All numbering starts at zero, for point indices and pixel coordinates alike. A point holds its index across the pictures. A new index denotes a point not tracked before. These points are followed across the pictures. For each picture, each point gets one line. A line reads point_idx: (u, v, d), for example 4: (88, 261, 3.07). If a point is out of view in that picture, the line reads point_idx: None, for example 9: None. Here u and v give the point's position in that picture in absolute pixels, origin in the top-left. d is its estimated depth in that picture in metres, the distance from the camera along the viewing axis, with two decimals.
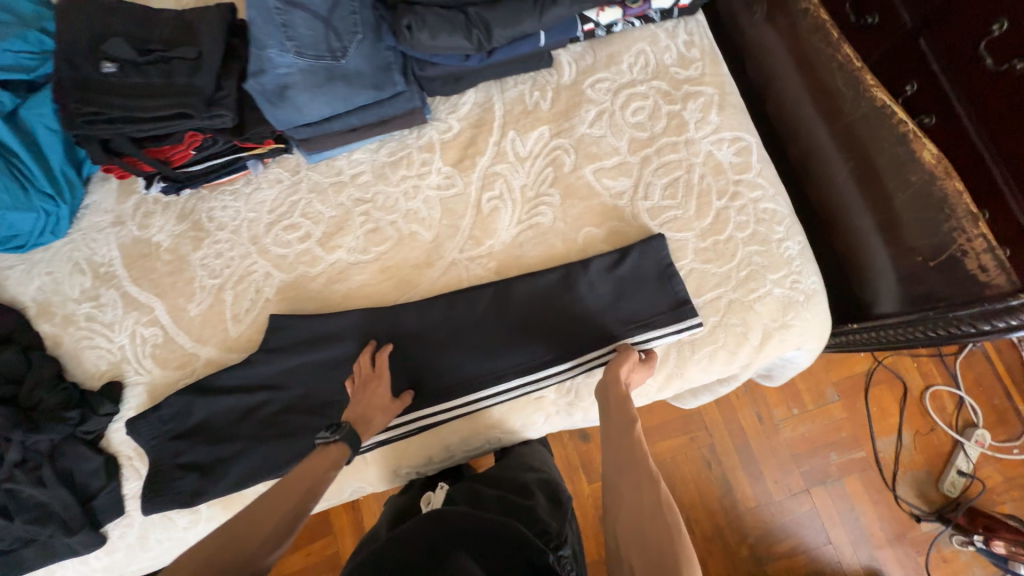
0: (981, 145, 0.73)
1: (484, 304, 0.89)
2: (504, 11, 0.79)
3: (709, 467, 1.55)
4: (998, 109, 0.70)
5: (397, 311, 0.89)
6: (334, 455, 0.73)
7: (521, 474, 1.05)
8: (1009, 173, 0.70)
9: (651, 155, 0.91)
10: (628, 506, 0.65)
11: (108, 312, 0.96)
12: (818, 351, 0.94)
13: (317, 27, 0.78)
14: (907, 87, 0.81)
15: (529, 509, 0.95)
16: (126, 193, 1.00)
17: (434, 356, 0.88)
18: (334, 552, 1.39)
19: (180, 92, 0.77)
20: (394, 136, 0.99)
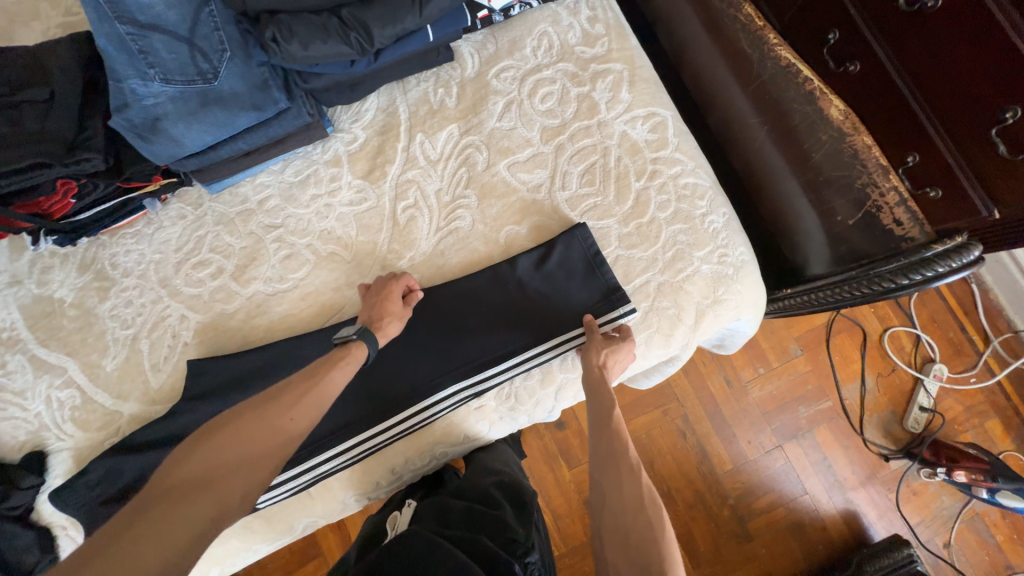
0: (905, 88, 0.70)
1: (411, 318, 0.85)
2: (380, 10, 0.74)
3: (683, 437, 1.56)
4: (915, 50, 0.68)
5: (322, 338, 0.86)
6: (355, 355, 0.73)
7: (490, 479, 0.95)
8: (932, 113, 0.68)
9: (565, 143, 0.87)
10: (613, 503, 0.63)
11: (17, 379, 0.90)
12: (760, 318, 0.93)
13: (179, 49, 0.73)
14: (829, 35, 0.78)
15: (494, 519, 0.83)
16: (18, 250, 0.93)
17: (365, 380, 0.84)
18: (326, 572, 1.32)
19: (34, 140, 0.71)
20: (298, 154, 0.93)
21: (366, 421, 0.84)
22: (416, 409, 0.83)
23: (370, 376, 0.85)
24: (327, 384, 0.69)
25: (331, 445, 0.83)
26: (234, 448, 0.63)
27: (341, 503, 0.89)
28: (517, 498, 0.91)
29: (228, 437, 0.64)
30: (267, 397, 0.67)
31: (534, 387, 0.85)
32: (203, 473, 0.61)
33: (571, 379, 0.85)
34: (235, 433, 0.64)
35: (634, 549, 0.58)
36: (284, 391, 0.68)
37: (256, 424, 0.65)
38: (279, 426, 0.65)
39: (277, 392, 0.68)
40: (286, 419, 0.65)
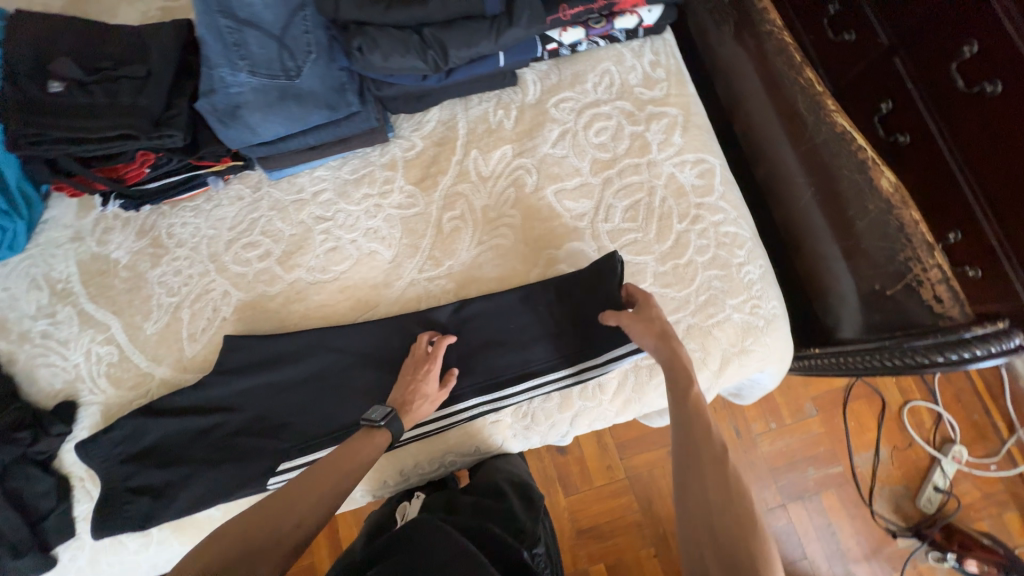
0: (957, 167, 0.72)
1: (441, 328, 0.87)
2: (459, 33, 0.78)
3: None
4: (971, 130, 0.70)
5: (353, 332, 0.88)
6: (379, 441, 0.77)
7: (500, 475, 0.95)
8: (982, 195, 0.69)
9: (613, 177, 0.90)
10: (699, 476, 0.64)
11: (64, 330, 0.95)
12: (783, 374, 0.93)
13: (269, 46, 0.79)
14: (885, 103, 0.81)
15: (502, 512, 0.85)
16: (86, 209, 0.99)
17: (387, 380, 0.86)
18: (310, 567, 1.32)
19: (125, 112, 0.76)
20: (357, 154, 0.98)
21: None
22: (437, 416, 0.84)
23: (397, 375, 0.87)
24: (358, 464, 0.74)
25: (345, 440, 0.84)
26: (269, 525, 0.67)
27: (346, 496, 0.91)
28: (522, 493, 0.92)
29: (265, 512, 0.68)
30: (304, 478, 0.72)
31: (552, 411, 0.86)
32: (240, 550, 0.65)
33: (589, 408, 0.86)
34: (274, 509, 0.69)
35: (720, 528, 0.60)
36: (321, 468, 0.73)
37: (294, 500, 0.70)
38: (316, 502, 0.70)
39: (315, 470, 0.73)
40: (323, 496, 0.71)
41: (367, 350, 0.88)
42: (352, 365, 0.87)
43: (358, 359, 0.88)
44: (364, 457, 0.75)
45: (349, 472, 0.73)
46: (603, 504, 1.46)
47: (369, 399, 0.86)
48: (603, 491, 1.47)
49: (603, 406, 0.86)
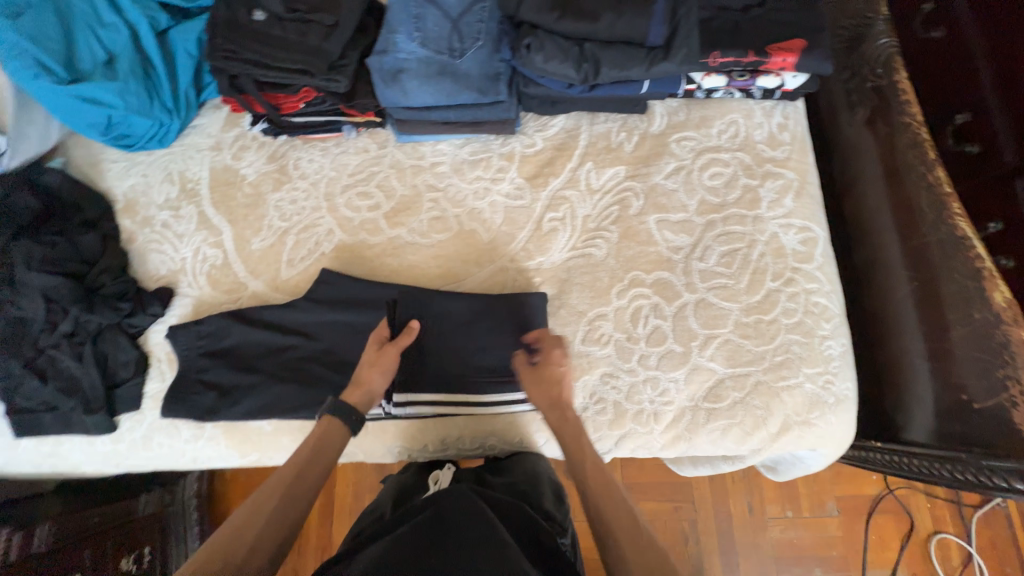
0: None
1: (520, 321, 0.89)
2: (616, 54, 0.83)
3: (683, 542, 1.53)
4: None
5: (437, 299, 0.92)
6: (327, 431, 0.80)
7: (539, 471, 0.94)
8: None
9: (717, 221, 0.92)
10: (613, 532, 0.68)
11: (182, 225, 1.04)
12: (833, 457, 0.93)
13: (444, 26, 0.87)
14: (992, 223, 0.81)
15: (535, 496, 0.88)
16: (231, 125, 1.10)
17: (456, 353, 0.89)
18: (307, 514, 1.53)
19: (308, 52, 0.84)
20: (480, 138, 1.04)
21: (439, 386, 0.87)
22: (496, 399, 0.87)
23: (467, 352, 0.89)
24: (314, 455, 0.78)
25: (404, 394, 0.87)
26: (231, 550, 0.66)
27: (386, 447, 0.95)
28: (550, 493, 0.90)
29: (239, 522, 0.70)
30: (249, 503, 0.72)
31: (602, 424, 0.86)
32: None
33: (639, 432, 0.86)
34: (235, 534, 0.68)
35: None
36: (272, 482, 0.74)
37: (250, 518, 0.70)
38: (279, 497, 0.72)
39: (261, 489, 0.74)
40: (277, 503, 0.72)
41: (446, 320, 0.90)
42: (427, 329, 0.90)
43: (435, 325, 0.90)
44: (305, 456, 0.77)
45: (298, 479, 0.75)
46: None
47: (435, 365, 0.88)
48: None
49: (653, 435, 0.86)
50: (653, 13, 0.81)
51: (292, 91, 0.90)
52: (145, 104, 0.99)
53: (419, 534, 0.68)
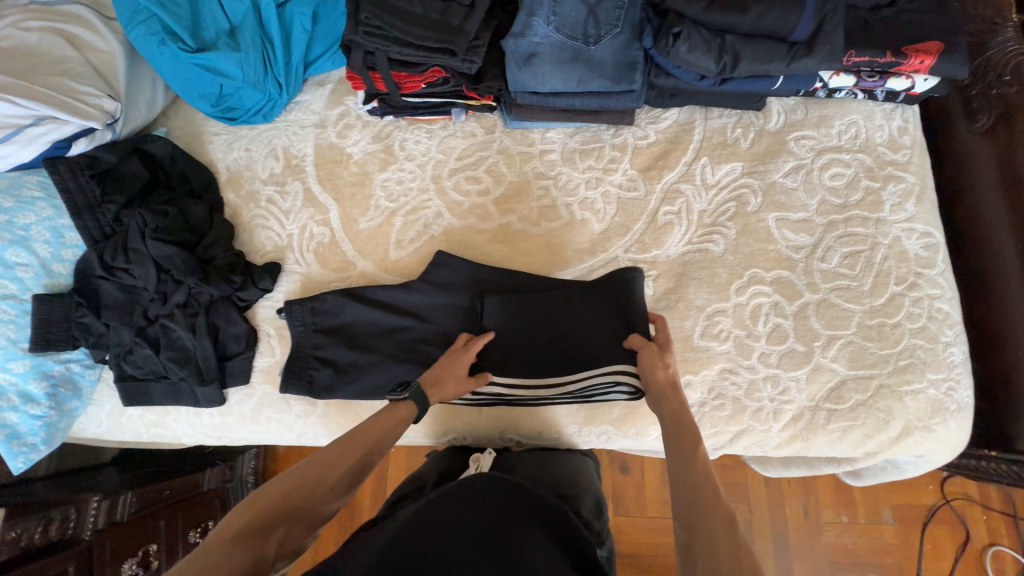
0: None
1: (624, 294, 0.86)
2: (758, 48, 0.82)
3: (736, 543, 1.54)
4: None
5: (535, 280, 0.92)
6: (406, 409, 0.76)
7: (584, 479, 0.91)
8: None
9: (838, 222, 0.92)
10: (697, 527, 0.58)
11: (288, 201, 1.03)
12: (935, 462, 0.91)
13: (581, 11, 0.86)
14: None
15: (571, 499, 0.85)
16: (335, 102, 1.08)
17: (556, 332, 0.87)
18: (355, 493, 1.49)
19: (449, 31, 0.83)
20: (590, 128, 1.03)
21: (540, 370, 0.87)
22: (599, 379, 0.82)
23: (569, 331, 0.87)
24: (388, 432, 0.74)
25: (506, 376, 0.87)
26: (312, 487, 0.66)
27: (482, 428, 0.94)
28: (590, 501, 0.87)
29: (302, 477, 0.66)
30: (320, 457, 0.68)
31: (720, 420, 0.86)
32: (291, 509, 0.64)
33: (757, 430, 0.86)
34: (313, 470, 0.67)
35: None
36: (345, 445, 0.70)
37: (334, 465, 0.68)
38: (349, 464, 0.69)
39: (333, 448, 0.70)
40: (342, 473, 0.68)
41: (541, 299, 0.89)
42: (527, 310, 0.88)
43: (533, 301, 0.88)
44: (383, 429, 0.73)
45: (385, 440, 0.73)
46: (648, 536, 1.45)
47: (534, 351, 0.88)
48: (653, 523, 1.46)
49: (770, 433, 0.86)
50: (803, 8, 0.80)
51: (422, 70, 0.90)
52: (261, 79, 0.99)
53: (446, 520, 0.64)
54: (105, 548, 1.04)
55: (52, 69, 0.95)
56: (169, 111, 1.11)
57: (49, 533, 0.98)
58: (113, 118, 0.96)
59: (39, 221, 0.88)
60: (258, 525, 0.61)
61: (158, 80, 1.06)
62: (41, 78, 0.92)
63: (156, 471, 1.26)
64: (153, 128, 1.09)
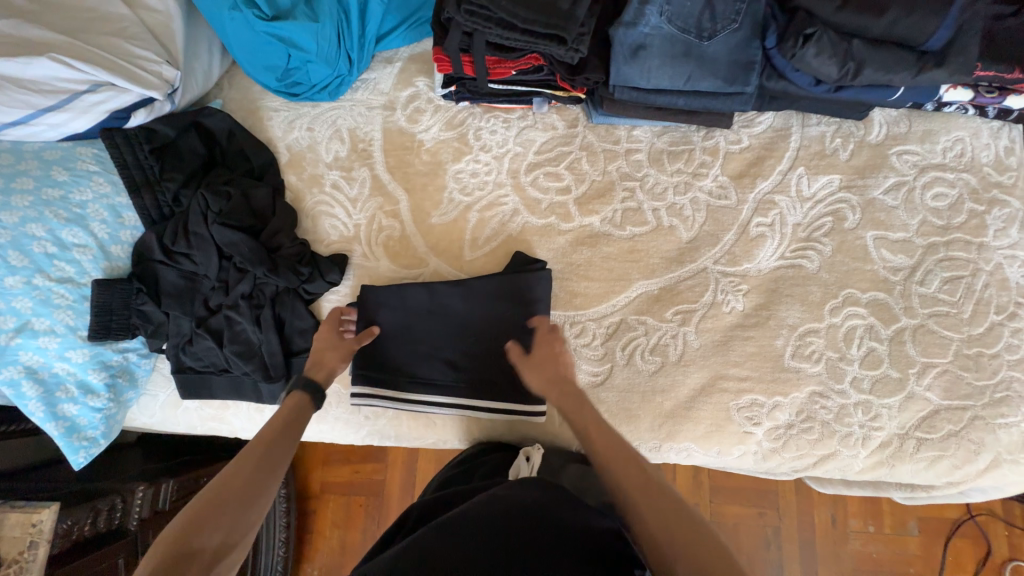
0: None
1: (522, 297, 0.86)
2: (886, 55, 0.76)
3: (751, 544, 1.40)
4: None
5: (452, 287, 0.87)
6: (289, 407, 0.74)
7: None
8: None
9: (939, 245, 0.88)
10: (627, 493, 0.62)
11: (354, 188, 0.97)
12: (1006, 493, 0.88)
13: (697, 2, 0.80)
14: None
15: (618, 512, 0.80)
16: (405, 83, 1.00)
17: (463, 346, 0.87)
18: (383, 481, 1.38)
19: (559, 16, 0.78)
20: (679, 128, 0.97)
21: (466, 387, 0.86)
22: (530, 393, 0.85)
23: (472, 346, 0.87)
24: (280, 431, 0.71)
25: (411, 391, 0.86)
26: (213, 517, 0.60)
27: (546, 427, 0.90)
28: None
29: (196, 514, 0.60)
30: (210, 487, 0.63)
31: (808, 444, 0.84)
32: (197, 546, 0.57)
33: (843, 454, 0.84)
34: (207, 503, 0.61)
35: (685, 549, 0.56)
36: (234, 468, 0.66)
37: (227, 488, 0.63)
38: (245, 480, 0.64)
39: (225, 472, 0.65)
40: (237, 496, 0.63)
41: (445, 309, 0.87)
42: (428, 321, 0.87)
43: (434, 311, 0.87)
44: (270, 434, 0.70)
45: (278, 440, 0.70)
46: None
47: (433, 365, 0.87)
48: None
49: (856, 458, 0.84)
50: (945, 15, 0.74)
51: (518, 56, 0.84)
52: (333, 53, 0.92)
53: (481, 514, 0.63)
54: (147, 536, 0.99)
55: (104, 27, 0.85)
56: (223, 82, 1.03)
57: (98, 525, 0.90)
58: (172, 86, 0.88)
59: (95, 198, 0.81)
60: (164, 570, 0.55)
61: (214, 45, 0.98)
62: (92, 37, 0.83)
63: (186, 457, 1.16)
64: (207, 99, 1.01)
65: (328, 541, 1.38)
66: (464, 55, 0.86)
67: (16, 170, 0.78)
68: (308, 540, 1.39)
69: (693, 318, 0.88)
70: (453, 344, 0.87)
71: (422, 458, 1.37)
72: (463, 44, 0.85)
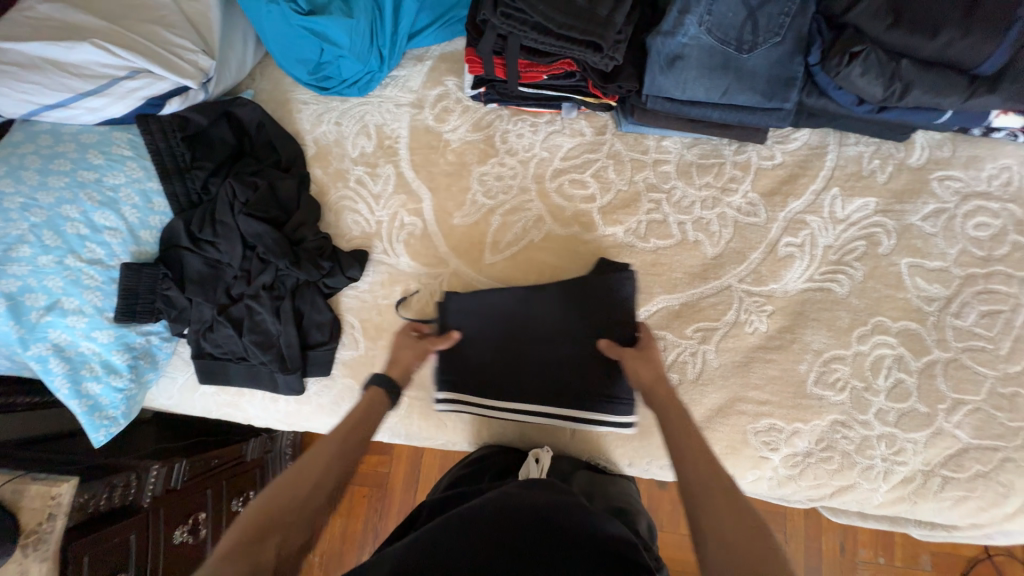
0: None
1: (596, 305, 0.83)
2: (936, 77, 0.73)
3: None
4: None
5: (531, 294, 0.84)
6: (370, 399, 0.75)
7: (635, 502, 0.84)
8: None
9: (978, 276, 0.84)
10: (706, 508, 0.58)
11: (378, 185, 0.97)
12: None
13: (740, 13, 0.78)
14: None
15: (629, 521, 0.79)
16: (434, 81, 1.00)
17: (543, 356, 0.85)
18: (386, 473, 1.39)
19: (596, 23, 0.77)
20: (710, 140, 0.95)
21: (541, 397, 0.84)
22: (610, 407, 0.82)
23: (551, 357, 0.84)
24: (359, 425, 0.72)
25: (488, 400, 0.85)
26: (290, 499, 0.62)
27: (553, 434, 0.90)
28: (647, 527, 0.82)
29: (280, 493, 0.62)
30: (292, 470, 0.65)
31: (825, 474, 0.81)
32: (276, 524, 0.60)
33: (863, 487, 0.81)
34: (291, 482, 0.64)
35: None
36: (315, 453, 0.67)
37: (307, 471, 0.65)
38: (324, 470, 0.66)
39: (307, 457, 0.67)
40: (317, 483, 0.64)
41: (523, 316, 0.85)
42: (509, 329, 0.85)
43: (512, 318, 0.85)
44: (351, 427, 0.71)
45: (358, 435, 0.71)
46: (681, 552, 1.29)
47: (514, 377, 0.85)
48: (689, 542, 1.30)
49: (876, 492, 0.81)
50: (1002, 38, 0.71)
51: (551, 61, 0.83)
52: (365, 49, 0.92)
53: (479, 514, 0.62)
54: (160, 516, 1.00)
55: (145, 15, 0.87)
56: (256, 72, 1.04)
57: (113, 500, 0.92)
58: (207, 76, 0.90)
59: (127, 182, 0.83)
60: (245, 542, 0.58)
61: (249, 35, 0.99)
62: (133, 24, 0.85)
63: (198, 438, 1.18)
64: (239, 89, 1.03)
65: (331, 530, 1.39)
66: (495, 57, 0.85)
67: (55, 152, 0.80)
68: None
69: (713, 336, 0.86)
70: (528, 354, 0.85)
71: (427, 454, 1.38)
72: (495, 47, 0.84)
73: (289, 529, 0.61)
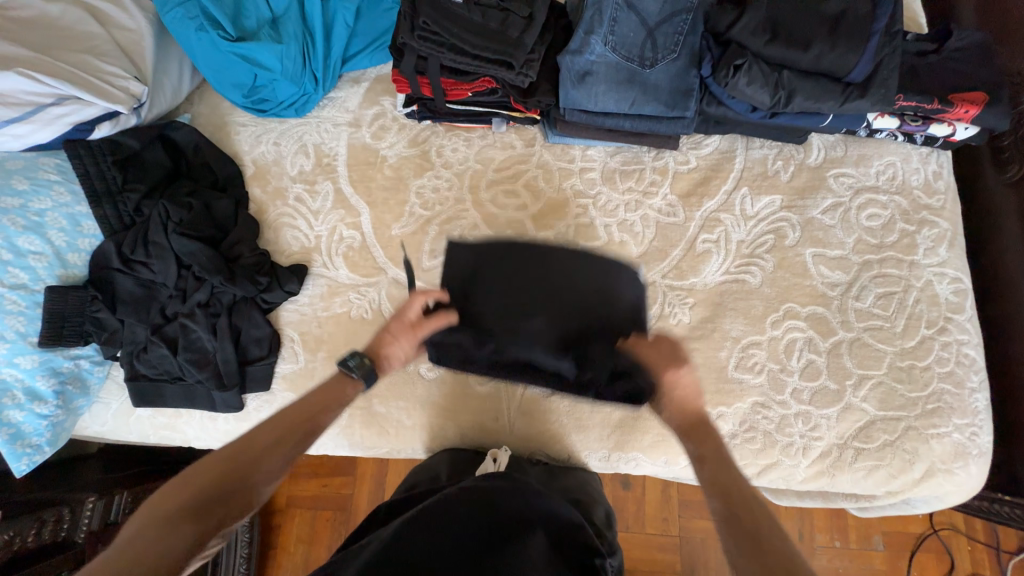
0: None
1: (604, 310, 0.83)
2: (814, 85, 0.82)
3: None
4: None
5: (545, 287, 0.84)
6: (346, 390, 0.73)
7: (594, 491, 0.86)
8: None
9: (873, 262, 0.93)
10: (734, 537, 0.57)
11: (317, 201, 0.99)
12: (947, 503, 0.90)
13: (639, 32, 0.87)
14: None
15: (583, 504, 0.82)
16: (370, 102, 1.04)
17: (547, 347, 0.83)
18: (350, 495, 1.37)
19: (508, 43, 0.85)
20: (631, 149, 1.01)
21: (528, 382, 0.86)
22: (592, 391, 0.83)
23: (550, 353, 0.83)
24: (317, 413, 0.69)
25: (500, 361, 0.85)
26: (230, 479, 0.61)
27: (498, 433, 0.91)
28: (602, 513, 0.83)
29: (225, 466, 0.62)
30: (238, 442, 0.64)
31: (751, 453, 0.86)
32: (217, 496, 0.59)
33: (785, 464, 0.86)
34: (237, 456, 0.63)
35: None
36: (264, 432, 0.66)
37: (252, 454, 0.63)
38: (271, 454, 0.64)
39: (257, 433, 0.65)
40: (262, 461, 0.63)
41: (529, 304, 0.84)
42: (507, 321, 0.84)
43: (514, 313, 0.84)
44: (305, 415, 0.69)
45: (313, 423, 0.69)
46: (648, 553, 1.29)
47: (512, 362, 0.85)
48: (652, 540, 1.30)
49: (797, 468, 0.86)
50: (863, 50, 0.80)
51: (472, 79, 0.90)
52: (299, 72, 0.96)
53: (451, 510, 0.63)
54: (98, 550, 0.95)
55: (74, 44, 0.89)
56: (194, 97, 1.06)
57: (43, 535, 0.88)
58: (139, 102, 0.92)
59: (54, 206, 0.83)
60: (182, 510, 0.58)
61: (185, 64, 1.02)
62: (64, 53, 0.87)
63: (145, 467, 1.13)
64: (176, 113, 1.05)
65: (293, 559, 1.35)
66: (421, 77, 0.91)
67: None
68: (272, 556, 1.36)
69: None
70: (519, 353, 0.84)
71: (392, 472, 1.36)
72: (420, 67, 0.90)
73: (229, 501, 0.60)
